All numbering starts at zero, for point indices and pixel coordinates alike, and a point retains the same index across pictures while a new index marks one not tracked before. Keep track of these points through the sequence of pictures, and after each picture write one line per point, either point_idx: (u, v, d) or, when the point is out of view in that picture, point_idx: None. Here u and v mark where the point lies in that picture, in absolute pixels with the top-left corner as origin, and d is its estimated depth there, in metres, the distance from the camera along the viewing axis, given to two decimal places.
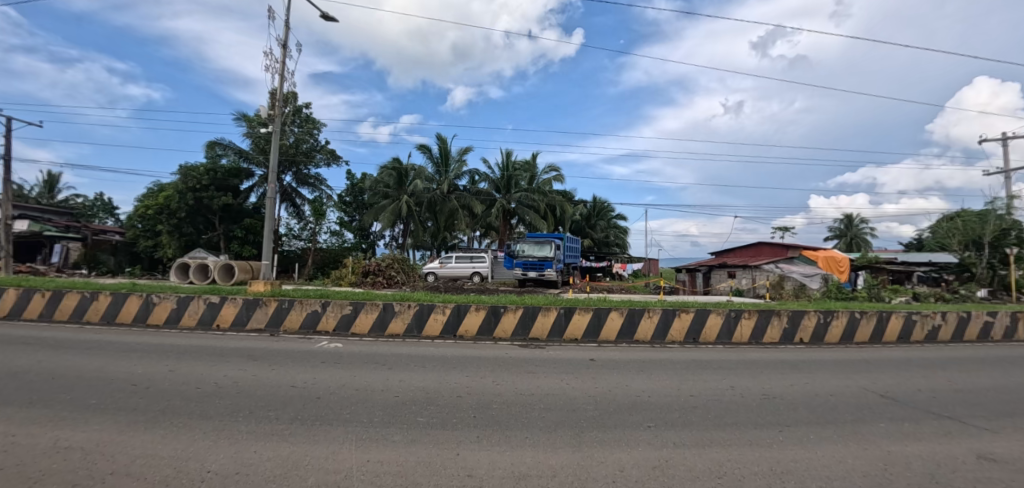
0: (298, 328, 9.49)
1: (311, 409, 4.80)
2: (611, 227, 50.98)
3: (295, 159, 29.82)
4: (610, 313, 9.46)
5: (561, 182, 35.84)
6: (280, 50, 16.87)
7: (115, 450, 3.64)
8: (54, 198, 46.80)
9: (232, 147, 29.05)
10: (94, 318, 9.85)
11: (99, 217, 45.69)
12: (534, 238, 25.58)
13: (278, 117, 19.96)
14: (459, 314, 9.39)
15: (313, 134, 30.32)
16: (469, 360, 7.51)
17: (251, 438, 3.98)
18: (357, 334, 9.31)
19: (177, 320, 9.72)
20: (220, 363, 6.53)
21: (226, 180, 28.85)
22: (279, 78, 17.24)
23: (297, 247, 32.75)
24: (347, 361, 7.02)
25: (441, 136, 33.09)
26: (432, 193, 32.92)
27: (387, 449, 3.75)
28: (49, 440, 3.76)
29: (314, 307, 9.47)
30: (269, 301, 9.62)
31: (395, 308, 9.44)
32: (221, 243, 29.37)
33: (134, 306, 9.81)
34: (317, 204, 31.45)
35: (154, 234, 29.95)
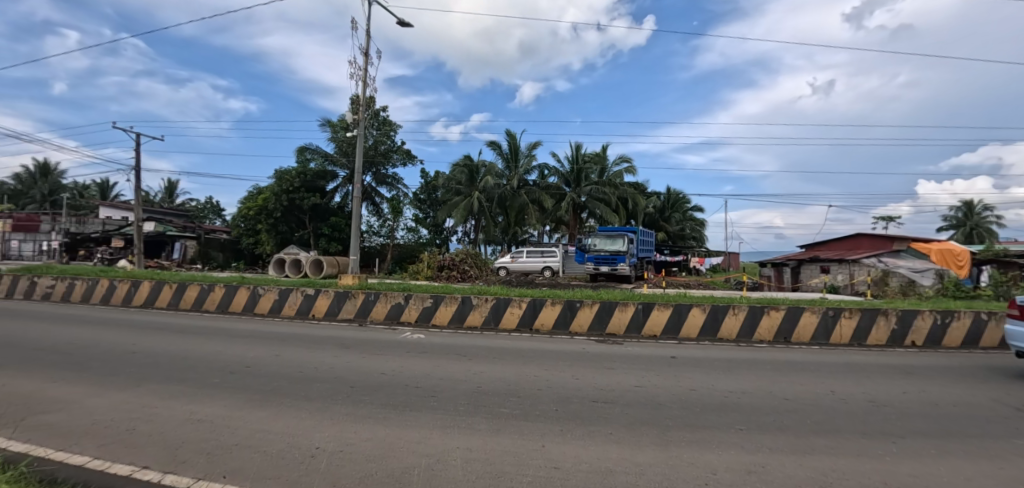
0: (383, 319, 10.02)
1: (400, 395, 4.98)
2: (686, 220, 48.34)
3: (375, 160, 31.48)
4: (691, 310, 8.95)
5: (633, 174, 34.64)
6: (362, 58, 17.66)
7: (237, 424, 3.97)
8: (174, 203, 53.22)
9: (320, 152, 31.29)
10: (209, 306, 11.05)
11: (209, 218, 51.45)
12: (606, 231, 24.98)
13: (361, 122, 21.02)
14: (535, 307, 9.43)
15: (391, 135, 31.85)
16: (547, 354, 7.45)
17: (351, 420, 4.18)
18: (437, 325, 9.64)
19: (279, 310, 10.63)
20: (319, 350, 7.02)
21: (314, 182, 31.14)
22: (362, 85, 18.08)
23: (377, 242, 34.53)
24: (431, 351, 7.27)
25: (510, 131, 33.29)
26: (502, 189, 33.24)
27: (474, 437, 3.79)
28: (185, 413, 4.19)
29: (398, 299, 9.97)
30: (357, 293, 10.23)
31: (473, 300, 9.67)
32: (311, 240, 31.84)
33: (242, 297, 10.90)
34: (395, 202, 33.05)
35: (254, 233, 32.84)
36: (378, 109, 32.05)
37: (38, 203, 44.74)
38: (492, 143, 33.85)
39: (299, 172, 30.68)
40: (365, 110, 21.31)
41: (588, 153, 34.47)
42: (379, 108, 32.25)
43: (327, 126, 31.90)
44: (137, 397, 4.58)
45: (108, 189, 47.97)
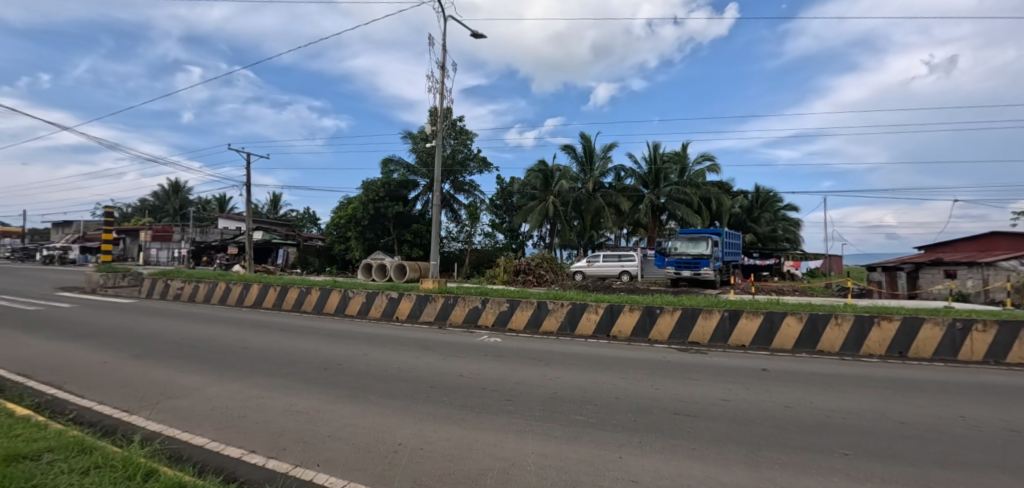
0: (461, 322, 10.33)
1: (477, 398, 5.09)
2: (778, 220, 44.63)
3: (453, 169, 32.72)
4: (785, 319, 8.22)
5: (716, 172, 32.67)
6: (439, 71, 18.42)
7: (329, 417, 4.30)
8: (278, 214, 59.15)
9: (402, 163, 33.12)
10: (307, 308, 12.11)
11: (306, 227, 56.48)
12: (688, 234, 23.73)
13: (439, 132, 21.90)
14: (612, 313, 9.22)
15: (467, 144, 32.95)
16: (625, 361, 7.23)
17: (430, 419, 4.35)
18: (513, 330, 9.75)
19: (367, 312, 11.38)
20: (401, 350, 7.41)
21: (398, 191, 33.04)
22: (439, 97, 18.84)
23: (456, 248, 35.72)
24: (506, 355, 7.36)
25: (585, 134, 32.95)
26: (577, 192, 32.97)
27: (549, 443, 3.77)
28: (286, 404, 4.63)
29: (475, 303, 10.25)
30: (437, 296, 10.67)
31: (548, 305, 9.66)
32: (395, 246, 33.77)
33: (335, 300, 11.82)
34: (472, 209, 34.06)
35: (345, 240, 35.48)
36: (455, 120, 33.25)
37: (171, 216, 51.87)
38: (567, 147, 33.69)
39: (384, 183, 32.68)
40: (443, 121, 22.17)
41: (666, 153, 33.10)
42: (456, 118, 33.44)
43: (409, 138, 33.68)
44: (247, 388, 5.13)
45: (225, 202, 54.44)
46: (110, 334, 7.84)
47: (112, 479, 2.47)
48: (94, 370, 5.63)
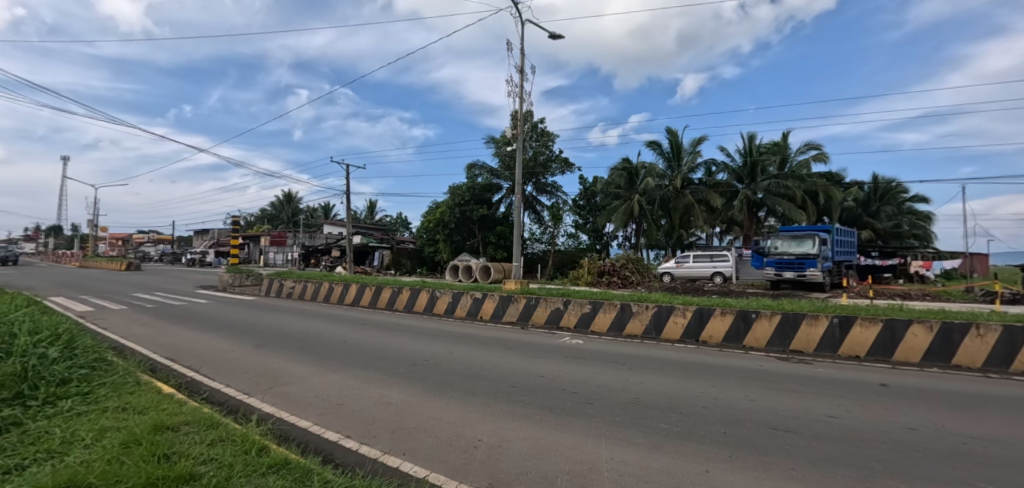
0: (543, 323, 10.37)
1: (557, 399, 5.09)
2: (904, 213, 39.02)
3: (535, 171, 32.99)
4: (910, 328, 7.16)
5: (824, 162, 29.44)
6: (518, 75, 18.67)
7: (416, 410, 4.56)
8: (374, 219, 63.78)
9: (486, 167, 34.07)
10: (399, 307, 12.93)
11: (399, 231, 60.34)
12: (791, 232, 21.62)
13: (521, 135, 22.17)
14: (702, 318, 8.70)
15: (549, 145, 33.05)
16: (716, 369, 6.77)
17: (510, 417, 4.43)
18: (596, 332, 9.58)
19: (453, 312, 11.87)
20: (484, 350, 7.63)
21: (482, 195, 34.08)
22: (519, 101, 19.09)
23: (539, 249, 35.95)
24: (588, 358, 7.26)
25: (671, 129, 31.50)
26: (663, 190, 31.60)
27: (628, 450, 3.66)
28: (379, 395, 4.99)
29: (557, 304, 10.25)
30: (519, 297, 10.83)
31: (632, 307, 9.37)
32: (480, 248, 34.84)
33: (424, 299, 12.49)
34: (555, 210, 34.10)
35: (434, 242, 37.31)
36: (536, 122, 33.53)
37: (286, 223, 58.30)
38: (652, 143, 32.45)
39: (469, 187, 33.85)
40: (524, 125, 22.47)
41: (764, 143, 30.49)
42: (537, 120, 33.70)
43: (492, 142, 34.56)
44: (346, 379, 5.61)
45: (329, 210, 59.96)
46: (237, 326, 9.01)
47: (234, 452, 2.85)
48: (224, 357, 6.50)
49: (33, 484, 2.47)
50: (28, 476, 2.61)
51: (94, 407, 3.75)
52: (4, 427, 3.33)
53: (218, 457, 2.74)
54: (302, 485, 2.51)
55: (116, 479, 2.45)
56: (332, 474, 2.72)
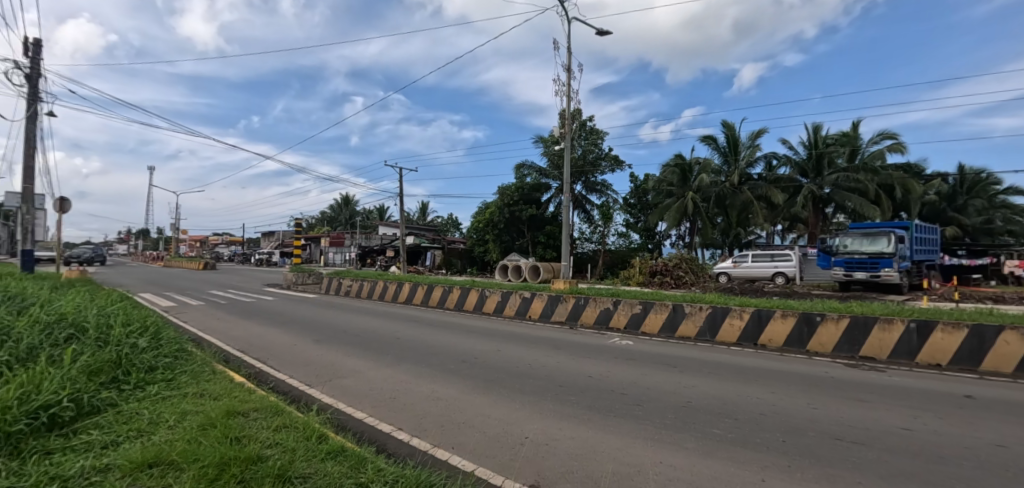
0: (592, 323, 10.26)
1: (605, 400, 5.03)
2: (996, 207, 35.18)
3: (584, 169, 32.67)
4: (1002, 335, 6.44)
5: (901, 152, 27.07)
6: (565, 73, 18.56)
7: (464, 405, 4.67)
8: (426, 220, 65.60)
9: (535, 167, 34.10)
10: (450, 305, 13.24)
11: (450, 232, 61.74)
12: (862, 229, 20.07)
13: (569, 134, 21.98)
14: (760, 320, 8.29)
15: (598, 143, 32.59)
16: (776, 374, 6.43)
17: (557, 417, 4.44)
18: (647, 334, 9.37)
19: (502, 310, 12.00)
20: (532, 348, 7.68)
21: (531, 195, 34.17)
22: (567, 100, 18.98)
23: (589, 249, 35.53)
24: (638, 359, 7.12)
25: (728, 122, 30.15)
26: (719, 187, 30.31)
27: (679, 454, 3.56)
28: (430, 390, 5.15)
29: (606, 304, 10.11)
30: (567, 297, 10.79)
31: (685, 308, 9.08)
32: (530, 248, 34.97)
33: (474, 299, 12.71)
34: (605, 209, 33.60)
35: (484, 242, 37.84)
36: (585, 120, 33.18)
37: (344, 225, 61.25)
38: (707, 138, 31.22)
39: (518, 187, 34.01)
40: (572, 123, 22.29)
41: (831, 134, 28.48)
42: (586, 119, 33.32)
43: (540, 142, 34.57)
44: (399, 374, 5.84)
45: (384, 211, 62.34)
46: (300, 322, 9.60)
47: (297, 437, 3.07)
48: (289, 350, 6.96)
49: (127, 459, 2.79)
50: (124, 451, 2.94)
51: (176, 392, 4.15)
52: (103, 407, 3.77)
53: (282, 442, 2.95)
54: (357, 471, 2.67)
55: (195, 457, 2.71)
56: (384, 463, 2.86)
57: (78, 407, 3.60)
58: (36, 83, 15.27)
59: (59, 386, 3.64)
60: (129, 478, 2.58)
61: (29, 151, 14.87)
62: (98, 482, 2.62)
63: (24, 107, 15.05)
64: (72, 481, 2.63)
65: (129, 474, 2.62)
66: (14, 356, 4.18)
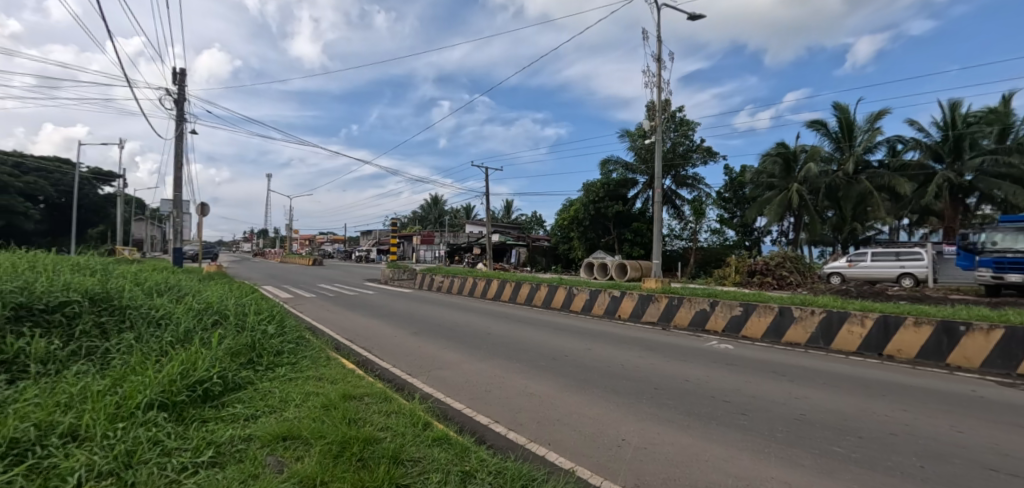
0: (687, 325, 9.74)
1: (706, 407, 4.74)
2: None
3: (674, 162, 31.18)
4: None
5: None
6: (655, 64, 17.75)
7: (558, 403, 4.67)
8: (510, 218, 66.74)
9: (620, 162, 33.15)
10: (537, 303, 13.34)
11: (533, 230, 62.29)
12: (1017, 223, 16.84)
13: (659, 126, 21.01)
14: (886, 327, 7.29)
15: (689, 135, 30.84)
16: (910, 390, 5.60)
17: (654, 420, 4.26)
18: (748, 338, 8.68)
19: (590, 309, 11.83)
20: (623, 349, 7.47)
21: (617, 191, 33.30)
22: (657, 91, 18.16)
23: (679, 246, 33.83)
24: (740, 365, 6.61)
25: (840, 104, 26.96)
26: (830, 177, 27.24)
27: (793, 472, 3.23)
28: (522, 386, 5.22)
29: (702, 305, 9.53)
30: (660, 297, 10.35)
31: (794, 312, 8.27)
32: (616, 245, 34.17)
33: (561, 296, 12.70)
34: (697, 204, 31.77)
35: (568, 240, 37.62)
36: (675, 111, 31.55)
37: (434, 224, 64.42)
38: (814, 123, 28.19)
39: (604, 183, 33.29)
40: (662, 115, 21.25)
41: (975, 111, 24.23)
42: (676, 109, 31.67)
43: (626, 136, 33.52)
44: (492, 368, 5.99)
45: (470, 210, 64.52)
46: (399, 315, 10.27)
47: (406, 422, 3.28)
48: (391, 341, 7.47)
49: (265, 431, 3.16)
50: (262, 423, 3.34)
51: (300, 374, 4.64)
52: (243, 384, 4.31)
53: (392, 426, 3.16)
54: (461, 459, 2.78)
55: (320, 434, 3.00)
56: (487, 453, 2.94)
57: (226, 382, 4.16)
58: (183, 106, 17.87)
59: (210, 364, 4.23)
60: (268, 448, 2.92)
61: (179, 165, 17.49)
62: (244, 449, 3.00)
63: (174, 127, 17.70)
64: (224, 446, 3.04)
65: (268, 444, 2.97)
66: (176, 338, 4.94)
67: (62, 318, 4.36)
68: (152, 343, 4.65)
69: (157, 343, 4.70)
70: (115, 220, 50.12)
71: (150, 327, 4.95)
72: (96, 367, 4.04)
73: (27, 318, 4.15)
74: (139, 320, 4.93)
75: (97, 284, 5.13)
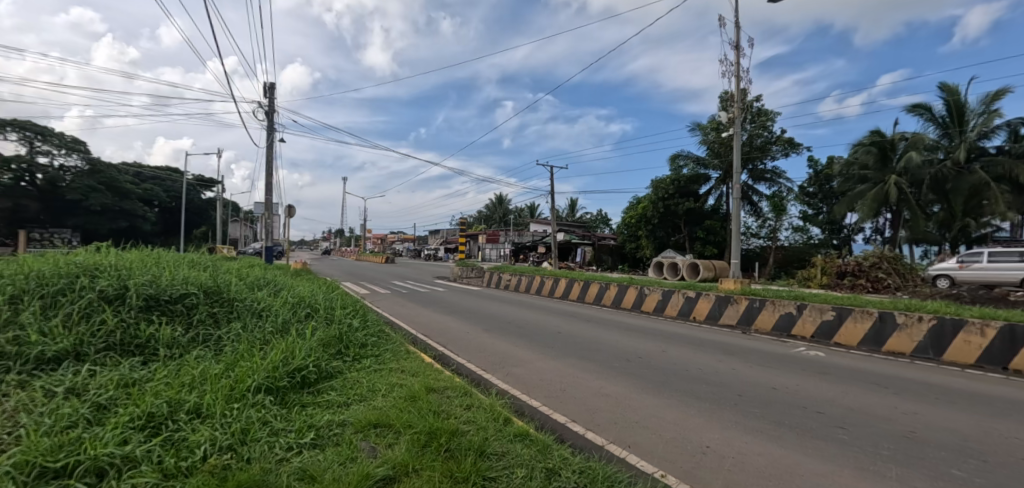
0: (770, 329, 9.12)
1: (797, 417, 4.41)
2: None
3: (751, 156, 29.32)
4: None
5: None
6: (733, 52, 16.76)
7: (634, 404, 4.57)
8: (575, 216, 66.17)
9: (691, 157, 31.74)
10: (606, 303, 13.14)
11: (599, 228, 61.31)
12: None
13: (737, 118, 19.81)
14: (1014, 339, 6.36)
15: (768, 126, 28.82)
16: None
17: (740, 429, 4.04)
18: (841, 346, 7.96)
19: (662, 310, 11.44)
20: (700, 352, 7.16)
21: (688, 187, 31.92)
22: (734, 80, 17.14)
23: (756, 245, 31.79)
24: (835, 374, 6.07)
25: (949, 85, 23.94)
26: (936, 167, 24.30)
27: None
28: (596, 386, 5.16)
29: (788, 309, 8.88)
30: (739, 299, 9.78)
31: (897, 318, 7.46)
32: (686, 244, 32.78)
33: (631, 296, 12.39)
34: (776, 200, 29.67)
35: (635, 238, 36.65)
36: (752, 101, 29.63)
37: (499, 223, 65.44)
38: (916, 107, 25.27)
39: (674, 179, 32.03)
40: (740, 106, 20.01)
41: None
42: (753, 99, 29.65)
43: (698, 129, 31.99)
44: (564, 367, 5.97)
45: (534, 209, 64.78)
46: (469, 312, 10.54)
47: (487, 416, 3.36)
48: (463, 337, 7.69)
49: (357, 419, 3.38)
50: (354, 410, 3.58)
51: (384, 366, 4.91)
52: (334, 373, 4.63)
53: (474, 420, 3.25)
54: (545, 456, 2.80)
55: (408, 424, 3.15)
56: (568, 452, 2.94)
57: (319, 371, 4.49)
58: (272, 116, 19.48)
59: (306, 354, 4.59)
60: (362, 434, 3.12)
61: (270, 171, 19.13)
62: (340, 434, 3.23)
63: (266, 136, 19.35)
64: (322, 430, 3.28)
65: (362, 431, 3.17)
66: (275, 329, 5.42)
67: (183, 308, 4.93)
68: (256, 333, 5.13)
69: (260, 333, 5.18)
70: (215, 221, 55.78)
71: (254, 318, 5.47)
72: (212, 352, 4.53)
73: (155, 307, 4.72)
74: (244, 311, 5.45)
75: (209, 279, 5.74)
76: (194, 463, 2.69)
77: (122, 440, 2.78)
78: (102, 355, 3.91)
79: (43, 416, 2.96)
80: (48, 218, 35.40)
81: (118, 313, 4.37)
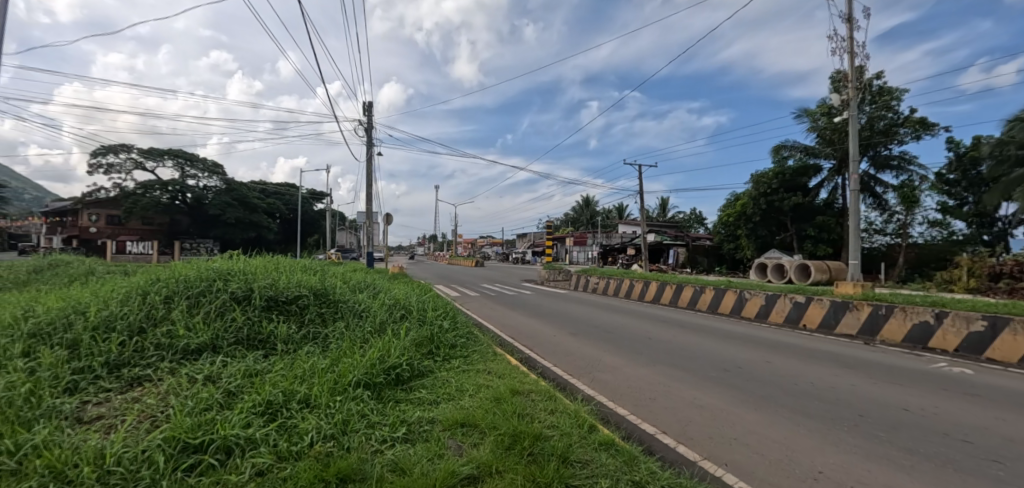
0: (901, 341, 7.91)
1: (938, 445, 3.74)
2: None
3: (872, 141, 25.82)
4: None
5: None
6: (845, 26, 14.93)
7: (732, 418, 4.21)
8: (666, 216, 63.21)
9: (798, 147, 28.84)
10: (701, 307, 12.35)
11: (693, 228, 57.92)
12: None
13: (852, 99, 17.58)
14: None
15: (893, 105, 25.17)
16: None
17: (861, 454, 3.53)
18: (996, 362, 6.66)
19: (766, 316, 10.48)
20: (811, 363, 6.41)
21: (795, 180, 29.01)
22: (848, 58, 15.24)
23: (882, 243, 27.96)
24: (989, 396, 5.08)
25: None
26: None
27: None
28: (689, 396, 4.84)
29: (922, 317, 7.65)
30: (860, 305, 8.63)
31: None
32: (794, 243, 29.72)
33: (730, 300, 11.50)
34: (906, 190, 25.83)
35: (734, 238, 34.06)
36: (873, 78, 26.11)
37: (586, 224, 64.66)
38: None
39: (778, 172, 29.25)
40: (855, 85, 17.72)
41: None
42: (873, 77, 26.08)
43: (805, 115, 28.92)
44: (655, 375, 5.69)
45: (622, 210, 63.03)
46: (555, 315, 10.52)
47: (569, 422, 3.31)
48: (549, 341, 7.68)
49: (445, 417, 3.51)
50: (443, 408, 3.72)
51: (472, 366, 5.06)
52: (426, 372, 4.87)
53: (558, 425, 3.22)
54: (630, 467, 2.69)
55: (493, 425, 3.21)
56: (656, 465, 2.79)
57: (412, 369, 4.75)
58: (371, 132, 21.13)
59: (400, 353, 4.88)
60: (449, 432, 3.24)
61: (370, 181, 20.73)
62: (429, 430, 3.38)
63: (366, 150, 21.02)
64: (414, 425, 3.46)
65: (449, 429, 3.29)
66: (374, 328, 5.86)
67: (296, 307, 5.52)
68: (358, 332, 5.58)
69: (362, 332, 5.62)
70: (325, 229, 61.78)
71: (355, 318, 5.96)
72: (321, 348, 5.01)
73: (275, 307, 5.34)
74: (347, 312, 5.95)
75: (318, 282, 6.36)
76: (302, 449, 2.97)
77: (245, 423, 3.16)
78: (232, 348, 4.49)
79: (188, 398, 3.47)
80: (196, 230, 41.96)
81: (246, 312, 5.02)
